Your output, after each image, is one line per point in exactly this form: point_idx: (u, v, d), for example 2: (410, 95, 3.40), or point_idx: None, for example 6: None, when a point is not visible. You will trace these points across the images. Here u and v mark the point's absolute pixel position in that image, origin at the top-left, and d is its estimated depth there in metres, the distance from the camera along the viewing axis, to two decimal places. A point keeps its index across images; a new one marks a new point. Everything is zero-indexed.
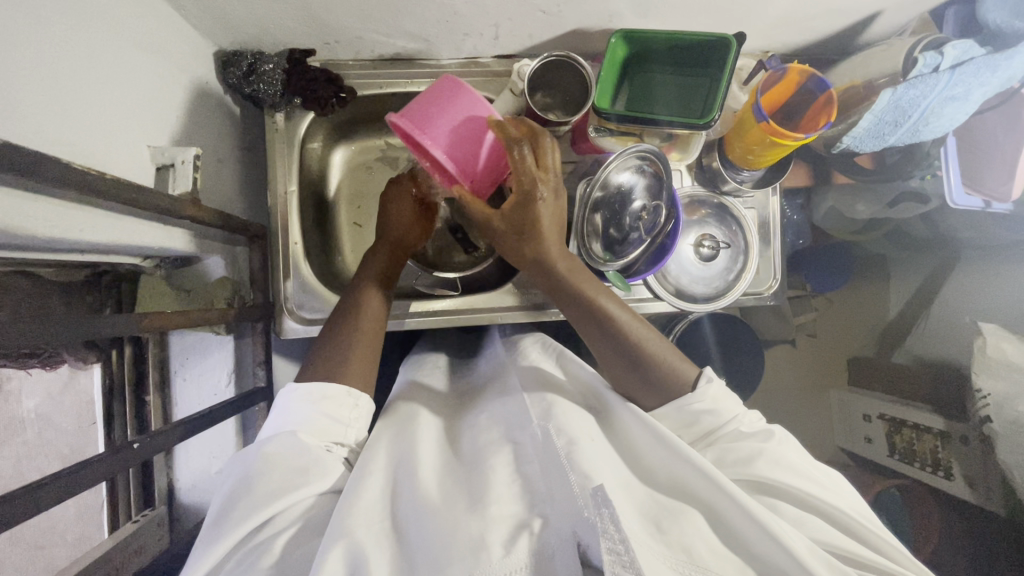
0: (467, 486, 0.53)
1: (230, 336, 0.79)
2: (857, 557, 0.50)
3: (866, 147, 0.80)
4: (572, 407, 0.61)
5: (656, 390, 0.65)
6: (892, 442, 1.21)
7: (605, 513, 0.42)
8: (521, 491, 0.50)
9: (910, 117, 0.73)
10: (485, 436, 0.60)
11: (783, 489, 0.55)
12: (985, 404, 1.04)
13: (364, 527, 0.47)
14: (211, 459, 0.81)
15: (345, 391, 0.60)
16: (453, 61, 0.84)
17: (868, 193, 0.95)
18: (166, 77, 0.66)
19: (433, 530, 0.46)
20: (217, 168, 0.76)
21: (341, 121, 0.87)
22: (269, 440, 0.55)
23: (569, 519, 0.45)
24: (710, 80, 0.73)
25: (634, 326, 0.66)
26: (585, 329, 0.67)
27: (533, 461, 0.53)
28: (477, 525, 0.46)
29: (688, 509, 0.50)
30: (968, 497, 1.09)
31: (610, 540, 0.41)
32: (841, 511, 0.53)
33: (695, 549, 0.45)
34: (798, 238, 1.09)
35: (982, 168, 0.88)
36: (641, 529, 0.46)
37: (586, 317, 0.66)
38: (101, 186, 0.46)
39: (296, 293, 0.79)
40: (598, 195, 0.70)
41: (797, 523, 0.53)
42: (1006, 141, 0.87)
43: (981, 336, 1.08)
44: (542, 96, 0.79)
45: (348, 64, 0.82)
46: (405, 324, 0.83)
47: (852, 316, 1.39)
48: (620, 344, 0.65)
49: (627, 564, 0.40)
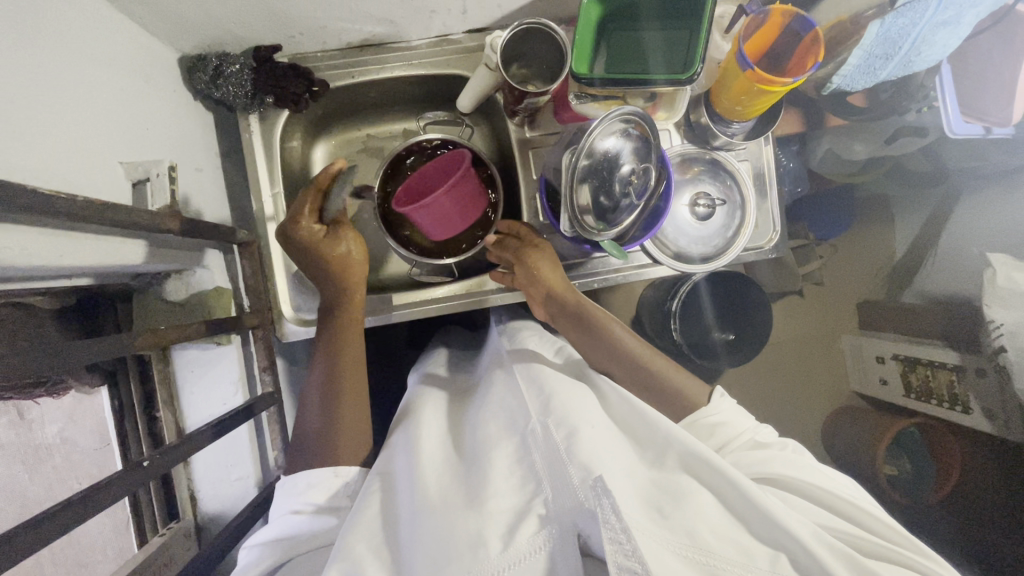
0: (467, 483, 0.53)
1: (232, 345, 0.76)
2: (871, 550, 0.51)
3: (859, 86, 0.77)
4: (571, 394, 0.59)
5: (663, 401, 0.71)
6: (908, 382, 1.22)
7: (605, 503, 0.42)
8: (522, 481, 0.50)
9: (901, 48, 0.71)
10: (485, 431, 0.59)
11: (789, 482, 0.58)
12: (999, 335, 1.05)
13: (364, 541, 0.49)
14: (228, 469, 0.77)
15: (331, 474, 0.60)
16: (423, 42, 0.81)
17: (864, 133, 0.92)
18: (131, 89, 0.64)
19: (433, 530, 0.47)
20: (197, 177, 0.75)
21: (319, 116, 0.86)
22: (263, 531, 0.58)
23: (570, 511, 0.45)
24: (691, 31, 0.70)
25: (641, 352, 0.74)
26: (600, 357, 0.74)
27: (533, 452, 0.52)
28: (475, 522, 0.47)
29: (691, 493, 0.50)
30: (988, 430, 1.10)
31: (611, 530, 0.42)
32: (853, 504, 0.55)
33: (697, 533, 0.45)
34: (797, 186, 1.06)
35: (982, 95, 0.83)
36: (644, 516, 0.45)
37: (603, 341, 0.74)
38: (77, 210, 0.45)
39: (295, 295, 0.79)
40: (585, 164, 0.67)
41: (807, 512, 0.54)
42: (1000, 61, 0.82)
43: (990, 268, 1.09)
44: (518, 67, 0.77)
45: (317, 56, 0.80)
46: (392, 318, 0.82)
47: (858, 260, 1.38)
48: (621, 361, 0.73)
49: (630, 554, 0.41)
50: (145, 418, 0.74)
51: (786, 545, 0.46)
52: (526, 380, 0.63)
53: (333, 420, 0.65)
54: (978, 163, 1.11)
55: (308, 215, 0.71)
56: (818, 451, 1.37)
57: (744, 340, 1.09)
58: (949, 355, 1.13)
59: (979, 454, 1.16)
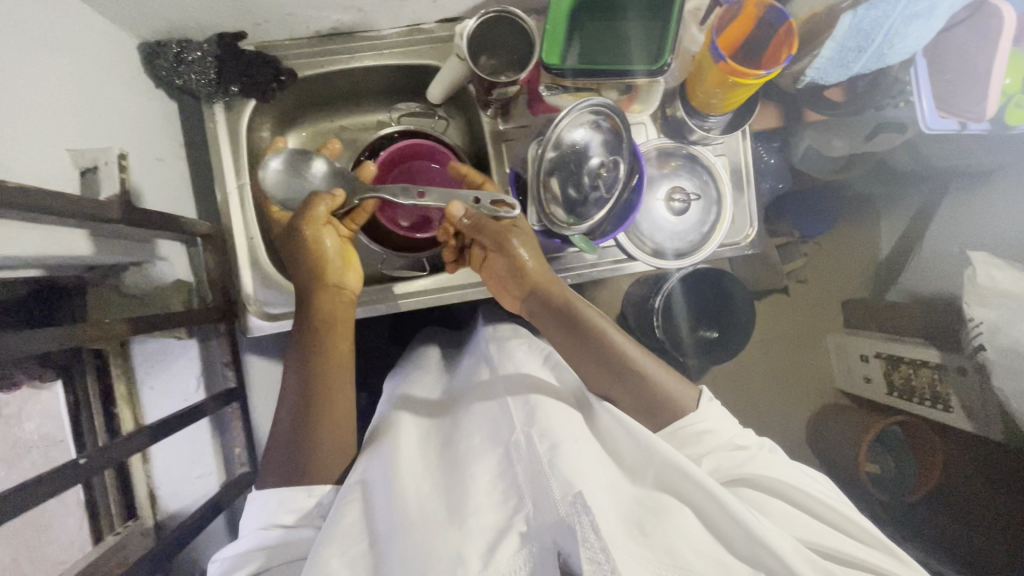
0: (450, 498, 0.54)
1: (193, 340, 0.75)
2: (846, 556, 0.53)
3: (832, 79, 0.76)
4: (554, 406, 0.59)
5: (654, 407, 0.65)
6: (891, 380, 1.22)
7: (584, 521, 0.42)
8: (503, 497, 0.51)
9: (874, 40, 0.69)
10: (469, 443, 0.59)
11: (765, 483, 0.59)
12: (978, 332, 1.03)
13: (339, 556, 0.49)
14: (189, 465, 0.76)
15: (303, 492, 0.59)
16: (393, 31, 0.79)
17: (843, 129, 0.91)
18: (83, 74, 0.61)
19: (413, 546, 0.47)
20: (157, 167, 0.73)
21: (288, 107, 0.84)
22: (236, 544, 0.58)
23: (551, 527, 0.45)
24: (662, 23, 0.70)
25: (637, 358, 0.67)
26: (586, 363, 0.67)
27: (515, 465, 0.52)
28: (455, 540, 0.47)
29: (671, 510, 0.50)
30: (968, 428, 1.10)
31: (590, 549, 0.41)
32: (825, 507, 0.56)
33: (677, 552, 0.45)
34: (778, 183, 1.05)
35: (957, 90, 0.81)
36: (623, 532, 0.46)
37: (587, 345, 0.67)
38: (10, 198, 0.43)
39: (260, 289, 0.77)
40: (552, 156, 0.66)
41: (784, 519, 0.56)
42: (974, 54, 0.79)
43: (971, 266, 1.08)
44: (487, 58, 0.74)
45: (285, 45, 0.78)
46: (377, 308, 0.81)
47: (842, 259, 1.38)
48: (613, 369, 0.66)
49: (607, 573, 0.40)
50: (102, 413, 0.69)
51: (764, 563, 0.47)
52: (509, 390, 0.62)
53: (307, 436, 0.62)
54: (962, 161, 1.11)
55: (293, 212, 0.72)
56: (802, 450, 1.37)
57: (726, 337, 1.08)
58: (932, 353, 1.13)
59: (960, 451, 1.16)
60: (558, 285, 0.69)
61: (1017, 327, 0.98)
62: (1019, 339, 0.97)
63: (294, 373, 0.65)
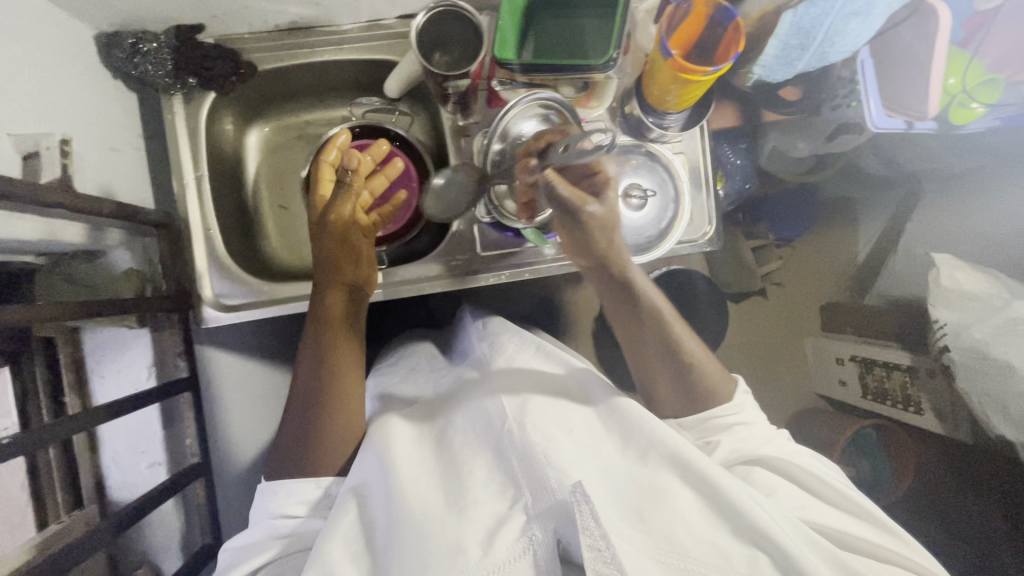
0: (447, 485, 0.56)
1: (144, 329, 0.77)
2: (848, 538, 0.56)
3: (779, 77, 0.78)
4: (548, 403, 0.61)
5: (685, 391, 0.69)
6: (865, 383, 1.22)
7: (585, 510, 0.45)
8: (501, 487, 0.53)
9: (815, 38, 0.71)
10: (463, 433, 0.61)
11: (777, 466, 0.63)
12: (943, 334, 1.05)
13: (341, 549, 0.52)
14: (140, 455, 0.77)
15: (312, 485, 0.62)
16: (353, 27, 0.80)
17: (806, 130, 0.93)
18: (33, 59, 0.62)
19: (416, 535, 0.49)
20: (110, 157, 0.73)
21: (249, 101, 0.84)
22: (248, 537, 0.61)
23: (551, 516, 0.48)
24: (608, 21, 0.71)
25: (689, 341, 0.69)
26: (642, 337, 0.71)
27: (510, 457, 0.54)
28: (455, 528, 0.49)
29: (671, 493, 0.53)
30: (938, 429, 1.11)
31: (590, 537, 0.44)
32: (833, 492, 0.60)
33: (674, 537, 0.48)
34: (746, 184, 1.06)
35: (903, 86, 0.78)
36: (621, 520, 0.49)
37: (642, 323, 0.70)
38: None
39: (215, 280, 0.77)
40: (498, 147, 0.69)
41: (794, 499, 0.59)
42: (918, 46, 0.74)
43: (935, 267, 1.09)
44: (440, 56, 0.73)
45: (244, 38, 0.78)
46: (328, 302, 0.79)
47: (821, 263, 1.38)
48: (665, 350, 0.69)
49: (609, 561, 0.44)
50: (51, 403, 0.67)
51: (764, 546, 0.49)
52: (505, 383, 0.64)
53: (310, 428, 0.64)
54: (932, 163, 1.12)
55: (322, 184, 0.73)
56: None
57: None
58: (902, 354, 1.13)
59: (934, 454, 1.19)
60: (620, 251, 0.71)
61: (977, 329, 0.99)
62: (980, 340, 0.98)
63: (306, 367, 0.67)
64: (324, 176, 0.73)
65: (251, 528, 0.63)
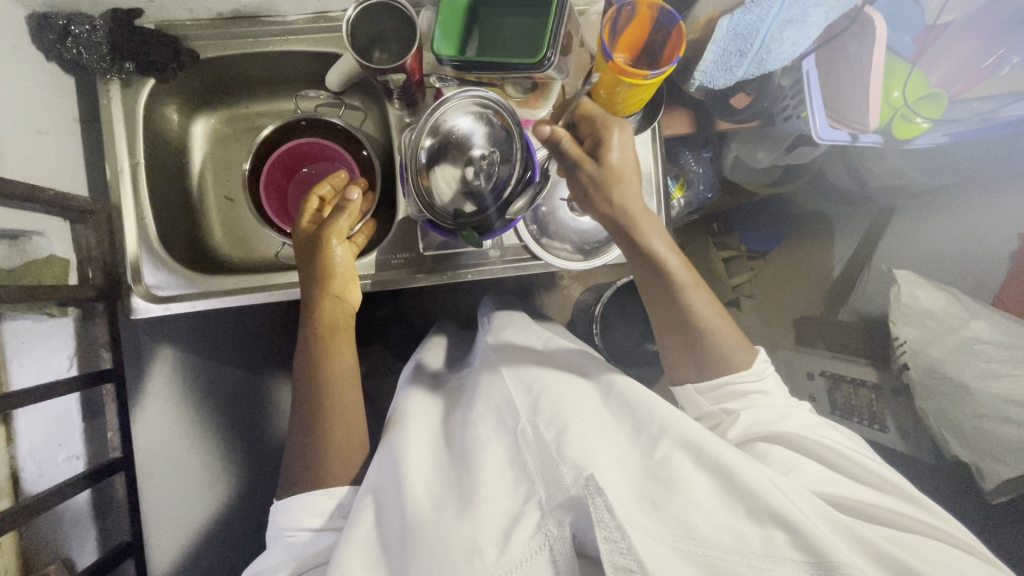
0: (460, 484, 0.54)
1: (68, 318, 0.77)
2: (872, 512, 0.54)
3: (720, 83, 0.78)
4: (563, 390, 0.58)
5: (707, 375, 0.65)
6: (835, 399, 1.13)
7: (598, 502, 0.43)
8: (514, 483, 0.51)
9: (752, 45, 0.71)
10: (475, 429, 0.59)
11: (803, 444, 0.60)
12: (903, 351, 1.04)
13: (359, 559, 0.49)
14: (57, 447, 0.77)
15: (323, 495, 0.59)
16: (300, 17, 0.79)
17: (767, 140, 0.94)
18: None
19: (428, 540, 0.47)
20: (37, 139, 0.72)
21: (194, 90, 0.83)
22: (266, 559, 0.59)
23: (569, 510, 0.46)
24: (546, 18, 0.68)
25: (711, 319, 0.63)
26: (668, 320, 0.64)
27: (524, 453, 0.53)
28: (469, 529, 0.47)
29: (687, 476, 0.48)
30: (900, 448, 1.08)
31: (606, 529, 0.42)
32: (863, 467, 0.57)
33: (691, 524, 0.45)
34: (708, 192, 1.07)
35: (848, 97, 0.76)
36: (636, 509, 0.46)
37: (670, 305, 0.63)
38: None
39: (149, 269, 0.75)
40: (429, 142, 0.67)
41: (821, 476, 0.56)
42: (859, 54, 0.73)
43: (897, 283, 1.08)
44: (378, 53, 0.72)
45: (186, 25, 0.77)
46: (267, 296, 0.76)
47: (797, 275, 1.36)
48: (682, 328, 0.64)
49: (626, 552, 0.41)
50: None
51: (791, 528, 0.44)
52: (514, 378, 0.61)
53: (317, 424, 0.63)
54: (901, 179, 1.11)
55: (309, 214, 0.72)
56: None
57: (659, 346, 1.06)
58: (868, 371, 1.10)
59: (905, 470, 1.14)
60: (631, 203, 0.62)
61: (935, 347, 0.97)
62: (936, 359, 0.96)
63: (303, 372, 0.65)
64: (312, 208, 0.73)
65: (270, 551, 0.60)
